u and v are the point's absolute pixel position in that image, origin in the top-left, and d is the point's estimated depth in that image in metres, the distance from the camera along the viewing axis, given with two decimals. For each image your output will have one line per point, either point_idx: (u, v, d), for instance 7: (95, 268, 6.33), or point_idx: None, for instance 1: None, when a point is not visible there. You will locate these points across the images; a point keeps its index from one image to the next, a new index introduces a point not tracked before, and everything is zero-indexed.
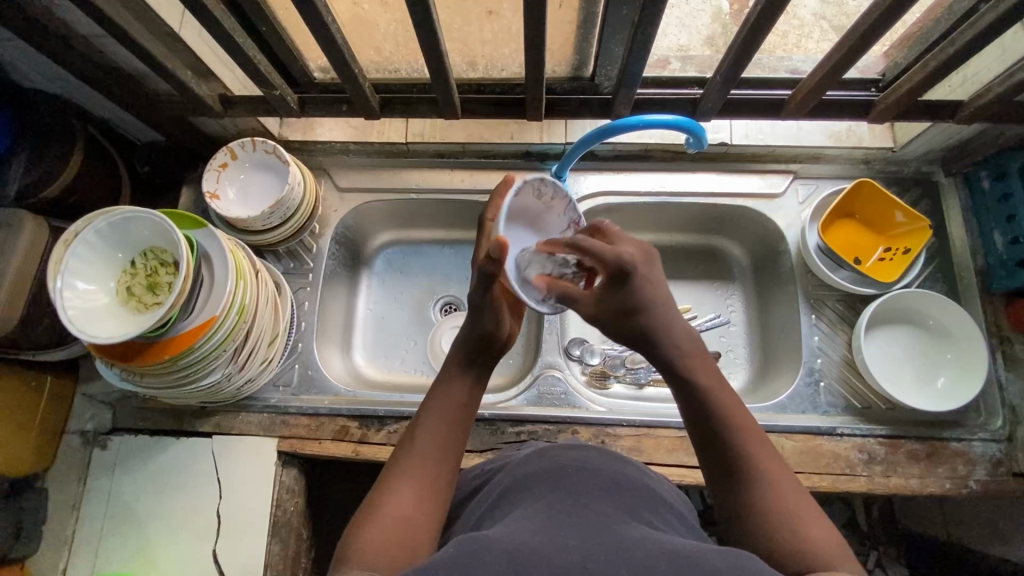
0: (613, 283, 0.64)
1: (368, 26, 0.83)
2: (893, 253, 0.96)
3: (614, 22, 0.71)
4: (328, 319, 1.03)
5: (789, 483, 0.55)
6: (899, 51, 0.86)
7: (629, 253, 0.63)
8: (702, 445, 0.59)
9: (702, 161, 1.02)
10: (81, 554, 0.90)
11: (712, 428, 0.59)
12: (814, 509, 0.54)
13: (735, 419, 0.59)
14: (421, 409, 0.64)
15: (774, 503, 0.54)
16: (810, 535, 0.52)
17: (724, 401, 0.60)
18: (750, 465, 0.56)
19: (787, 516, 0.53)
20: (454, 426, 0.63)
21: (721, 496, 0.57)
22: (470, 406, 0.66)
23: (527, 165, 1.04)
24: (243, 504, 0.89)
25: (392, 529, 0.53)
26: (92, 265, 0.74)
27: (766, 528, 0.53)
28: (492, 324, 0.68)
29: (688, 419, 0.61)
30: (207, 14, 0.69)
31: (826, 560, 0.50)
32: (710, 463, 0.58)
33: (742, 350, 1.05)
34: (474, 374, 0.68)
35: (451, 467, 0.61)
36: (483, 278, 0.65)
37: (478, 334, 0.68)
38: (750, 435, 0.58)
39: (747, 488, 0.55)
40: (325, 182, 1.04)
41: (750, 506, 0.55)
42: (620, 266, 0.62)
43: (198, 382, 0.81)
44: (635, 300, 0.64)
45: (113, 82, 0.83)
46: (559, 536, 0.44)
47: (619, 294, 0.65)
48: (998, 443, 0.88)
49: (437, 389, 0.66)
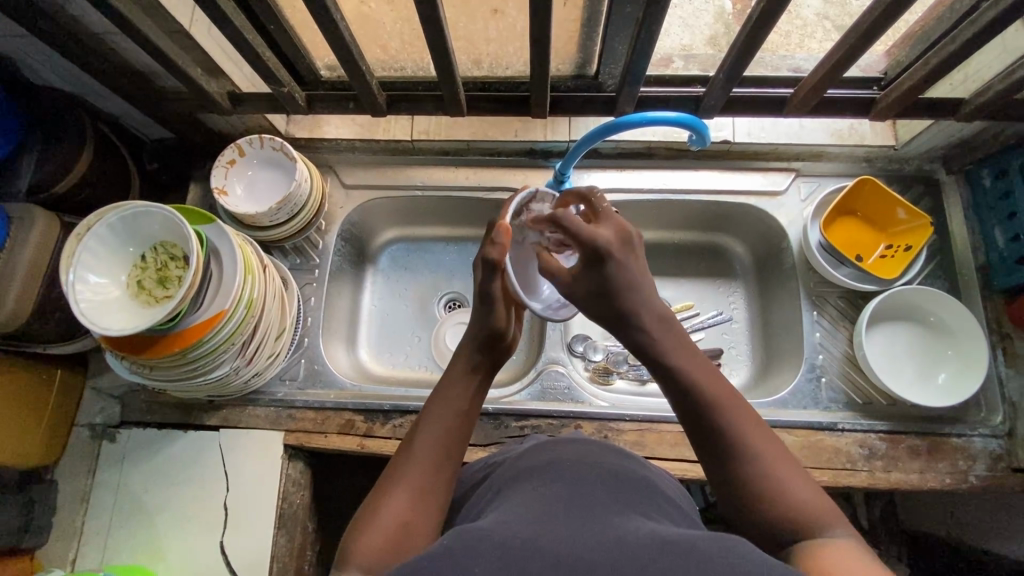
0: (591, 266, 0.67)
1: (375, 25, 0.84)
2: (894, 250, 0.96)
3: (618, 22, 0.72)
4: (334, 315, 1.04)
5: (779, 456, 0.56)
6: (900, 49, 0.87)
7: (605, 239, 0.65)
8: (694, 432, 0.59)
9: (705, 159, 1.03)
10: (90, 545, 0.91)
11: (699, 411, 0.59)
12: (803, 476, 0.55)
13: (721, 400, 0.59)
14: (422, 414, 0.64)
15: (768, 480, 0.54)
16: (805, 504, 0.53)
17: (706, 383, 0.60)
18: (740, 444, 0.56)
19: (781, 490, 0.54)
20: (456, 431, 0.63)
21: (715, 480, 0.57)
22: (472, 412, 0.66)
23: (532, 163, 1.05)
24: (249, 497, 0.91)
25: (390, 531, 0.54)
26: (105, 259, 0.75)
27: (761, 504, 0.54)
28: (496, 319, 0.70)
29: (675, 407, 0.61)
30: (218, 11, 0.70)
31: (820, 526, 0.52)
32: (701, 447, 0.59)
33: (744, 346, 1.06)
34: (477, 378, 0.68)
35: (450, 471, 0.61)
36: (488, 268, 0.70)
37: (485, 330, 0.70)
38: (737, 414, 0.58)
39: (738, 467, 0.56)
40: (331, 179, 1.06)
41: (745, 485, 0.55)
42: (595, 245, 0.65)
43: (207, 375, 0.82)
44: (611, 280, 0.65)
45: (123, 80, 0.84)
46: (560, 526, 0.45)
47: (599, 275, 0.66)
48: (998, 439, 0.89)
49: (441, 390, 0.66)
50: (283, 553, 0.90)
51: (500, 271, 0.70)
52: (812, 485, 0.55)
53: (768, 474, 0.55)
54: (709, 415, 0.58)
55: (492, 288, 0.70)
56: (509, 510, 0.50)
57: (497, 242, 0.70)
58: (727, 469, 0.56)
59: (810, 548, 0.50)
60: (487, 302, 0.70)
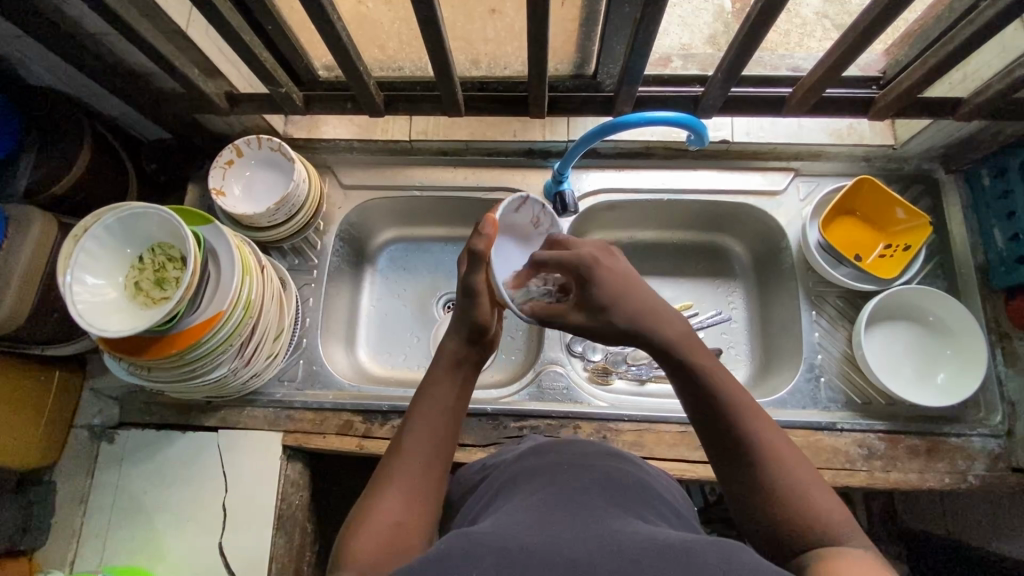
0: (582, 285, 0.67)
1: (373, 24, 0.84)
2: (893, 250, 0.96)
3: (617, 21, 0.72)
4: (332, 315, 1.04)
5: (796, 462, 0.56)
6: (900, 48, 0.87)
7: (589, 253, 0.67)
8: (711, 438, 0.59)
9: (703, 159, 1.03)
10: (88, 546, 0.91)
11: (716, 416, 0.59)
12: (820, 483, 0.55)
13: (738, 406, 0.59)
14: (408, 413, 0.64)
15: (783, 485, 0.54)
16: (820, 512, 0.53)
17: (722, 389, 0.60)
18: (756, 450, 0.57)
19: (796, 493, 0.54)
20: (444, 428, 0.63)
21: (729, 483, 0.58)
22: (459, 408, 0.66)
23: (530, 162, 1.05)
24: (248, 497, 0.90)
25: (383, 532, 0.54)
26: (101, 260, 0.75)
27: (775, 508, 0.54)
28: (481, 315, 0.68)
29: (692, 411, 0.61)
30: (214, 12, 0.70)
31: (836, 535, 0.51)
32: (716, 451, 0.59)
33: (744, 346, 1.06)
34: (462, 375, 0.68)
35: (440, 469, 0.61)
36: (474, 259, 0.67)
37: (468, 325, 0.68)
38: (755, 420, 0.58)
39: (754, 472, 0.56)
40: (329, 180, 1.06)
41: (760, 489, 0.55)
42: (580, 263, 0.66)
43: (205, 376, 0.82)
44: (603, 297, 0.65)
45: (119, 80, 0.84)
46: (558, 530, 0.45)
47: (588, 292, 0.66)
48: (997, 438, 0.89)
49: (427, 387, 0.66)
50: (282, 553, 0.90)
51: (484, 263, 0.67)
52: (828, 492, 0.55)
53: (784, 480, 0.55)
54: (726, 420, 0.58)
55: (475, 281, 0.67)
56: (509, 513, 0.49)
57: (483, 233, 0.67)
58: (741, 473, 0.57)
59: (823, 555, 0.49)
60: (470, 295, 0.68)
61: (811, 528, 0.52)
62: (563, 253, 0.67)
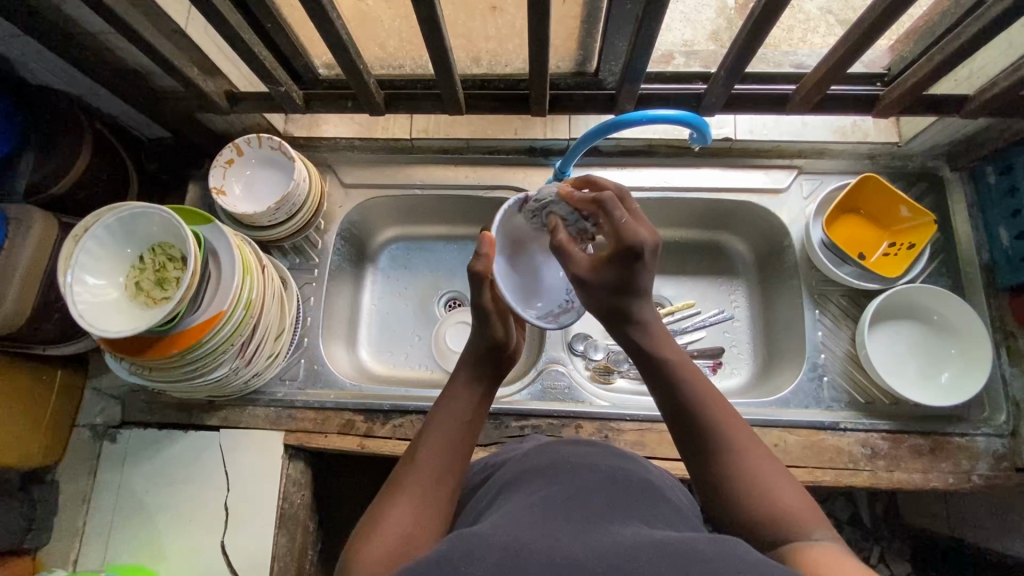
0: (622, 260, 0.61)
1: (373, 22, 0.83)
2: (898, 248, 0.95)
3: (618, 17, 0.71)
4: (334, 315, 1.04)
5: (762, 456, 0.57)
6: (905, 44, 0.86)
7: (645, 239, 0.60)
8: (681, 435, 0.60)
9: (707, 156, 1.02)
10: (91, 546, 0.91)
11: (685, 413, 0.60)
12: (789, 481, 0.55)
13: (709, 400, 0.60)
14: (426, 423, 0.65)
15: (752, 480, 0.55)
16: (785, 502, 0.53)
17: (693, 385, 0.61)
18: (729, 440, 0.58)
19: (765, 492, 0.54)
20: (459, 440, 0.63)
21: (699, 479, 0.58)
22: (477, 422, 0.66)
23: (532, 160, 1.05)
24: (252, 496, 0.91)
25: (392, 541, 0.53)
26: (101, 260, 0.75)
27: (741, 506, 0.54)
28: (495, 333, 0.70)
29: (664, 408, 0.62)
30: (212, 10, 0.69)
31: (801, 526, 0.51)
32: (687, 447, 0.60)
33: (746, 345, 1.06)
34: (482, 390, 0.69)
35: (453, 482, 0.61)
36: (474, 280, 0.69)
37: (486, 343, 0.70)
38: (726, 418, 0.59)
39: (723, 460, 0.57)
40: (330, 178, 1.05)
41: (725, 487, 0.56)
42: (635, 243, 0.59)
43: (206, 375, 0.82)
44: (628, 280, 0.62)
45: (117, 78, 0.83)
46: (555, 529, 0.45)
47: (624, 271, 0.61)
48: (1001, 438, 0.88)
49: (445, 400, 0.67)
50: (283, 552, 0.91)
51: (488, 283, 0.69)
52: (801, 492, 0.55)
53: (754, 474, 0.55)
54: (696, 414, 0.59)
55: (482, 300, 0.69)
56: (510, 512, 0.49)
57: (482, 254, 0.69)
58: (707, 463, 0.58)
59: (794, 550, 0.49)
60: (481, 316, 0.70)
61: (778, 520, 0.52)
62: (615, 222, 0.60)
